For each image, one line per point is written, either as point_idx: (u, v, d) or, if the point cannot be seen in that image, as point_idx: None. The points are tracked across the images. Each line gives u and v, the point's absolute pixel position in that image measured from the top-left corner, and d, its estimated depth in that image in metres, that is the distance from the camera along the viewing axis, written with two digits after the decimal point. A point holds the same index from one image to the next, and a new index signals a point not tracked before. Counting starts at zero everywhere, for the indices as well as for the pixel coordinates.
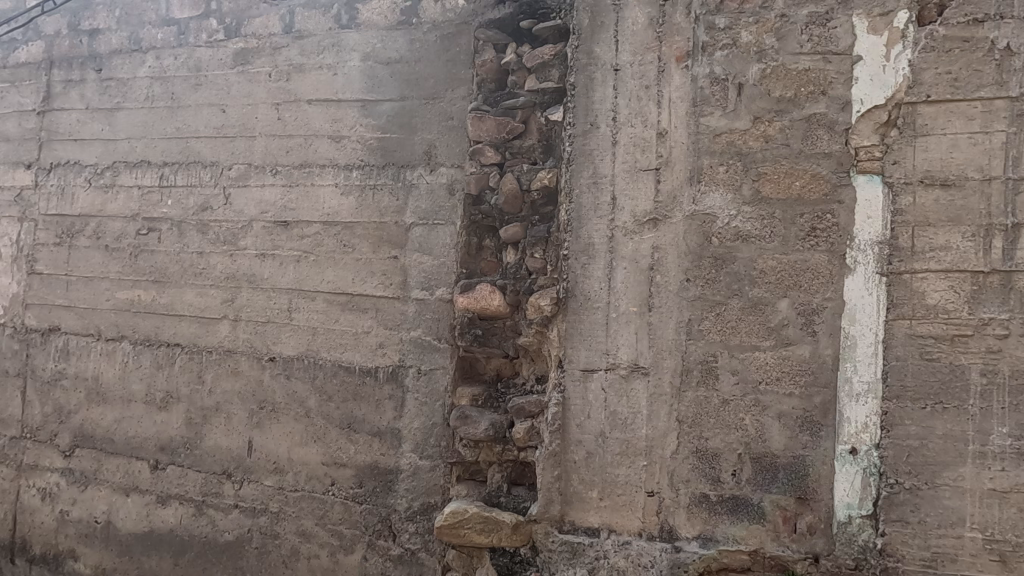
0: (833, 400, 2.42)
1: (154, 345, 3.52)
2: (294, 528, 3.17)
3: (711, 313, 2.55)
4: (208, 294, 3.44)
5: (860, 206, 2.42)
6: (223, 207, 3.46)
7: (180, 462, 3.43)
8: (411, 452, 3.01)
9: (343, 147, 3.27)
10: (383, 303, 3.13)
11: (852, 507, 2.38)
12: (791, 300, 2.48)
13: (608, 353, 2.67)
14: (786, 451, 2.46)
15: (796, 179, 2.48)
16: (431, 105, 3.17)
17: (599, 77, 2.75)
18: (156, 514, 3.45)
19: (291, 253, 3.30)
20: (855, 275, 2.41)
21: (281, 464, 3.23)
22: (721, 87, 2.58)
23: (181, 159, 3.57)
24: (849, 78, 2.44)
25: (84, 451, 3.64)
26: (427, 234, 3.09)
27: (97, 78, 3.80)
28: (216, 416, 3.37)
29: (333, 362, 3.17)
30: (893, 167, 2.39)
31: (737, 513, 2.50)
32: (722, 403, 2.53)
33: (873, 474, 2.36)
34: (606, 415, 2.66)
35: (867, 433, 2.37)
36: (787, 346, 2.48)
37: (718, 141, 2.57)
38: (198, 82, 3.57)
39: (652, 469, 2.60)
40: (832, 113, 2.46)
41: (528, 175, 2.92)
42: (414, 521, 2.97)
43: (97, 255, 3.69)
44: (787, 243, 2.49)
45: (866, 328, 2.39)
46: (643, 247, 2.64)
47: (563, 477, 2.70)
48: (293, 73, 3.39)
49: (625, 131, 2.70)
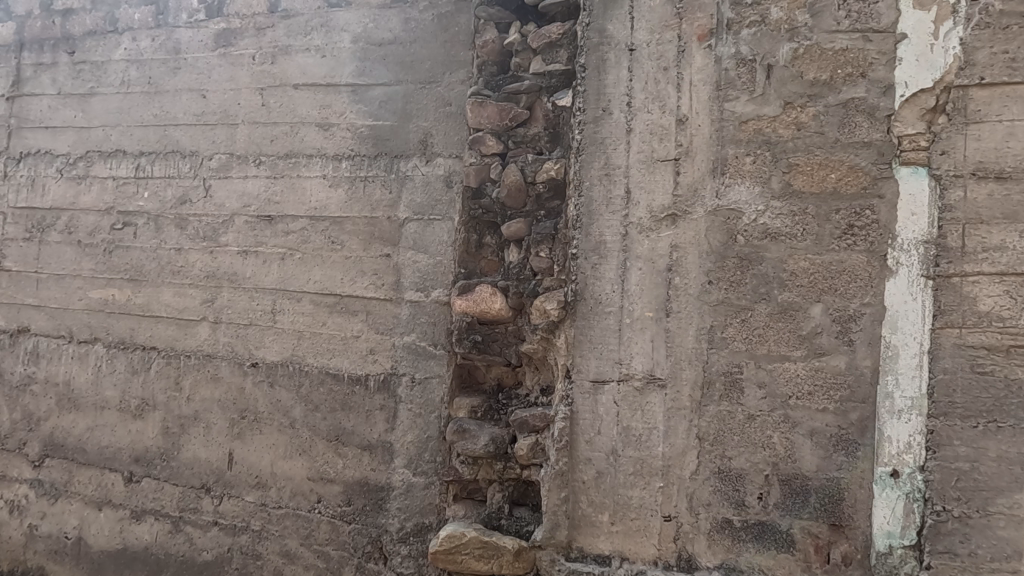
0: (872, 417, 2.18)
1: (129, 348, 3.27)
2: (277, 548, 2.93)
3: (736, 320, 2.31)
4: (187, 294, 3.19)
5: (902, 203, 2.17)
6: (202, 200, 3.21)
7: (156, 475, 3.18)
8: (404, 468, 2.77)
9: (331, 135, 3.02)
10: (375, 305, 2.88)
11: (893, 536, 2.13)
12: (825, 304, 2.23)
13: (621, 363, 2.42)
14: (819, 472, 2.22)
15: (832, 171, 2.24)
16: (428, 90, 2.92)
17: (612, 58, 2.50)
18: (130, 530, 3.20)
19: (275, 251, 3.05)
20: (897, 278, 2.16)
21: (263, 478, 2.98)
22: (748, 68, 2.33)
23: (159, 148, 3.32)
24: (892, 59, 2.19)
25: (54, 461, 3.39)
26: (423, 231, 2.84)
27: (70, 62, 3.54)
28: (194, 426, 3.12)
29: (320, 369, 2.92)
30: (941, 158, 2.14)
31: (764, 541, 2.26)
32: (746, 419, 2.29)
33: (917, 499, 2.12)
34: (618, 431, 2.42)
35: (910, 454, 2.13)
36: (820, 356, 2.23)
37: (745, 129, 2.33)
38: (176, 65, 3.32)
39: (669, 491, 2.35)
40: (872, 97, 2.21)
41: (533, 166, 2.66)
42: (407, 544, 2.72)
43: (69, 251, 3.43)
44: (821, 242, 2.24)
45: (909, 337, 2.14)
46: (660, 246, 2.40)
47: (570, 499, 2.46)
48: (278, 56, 3.14)
49: (641, 118, 2.45)
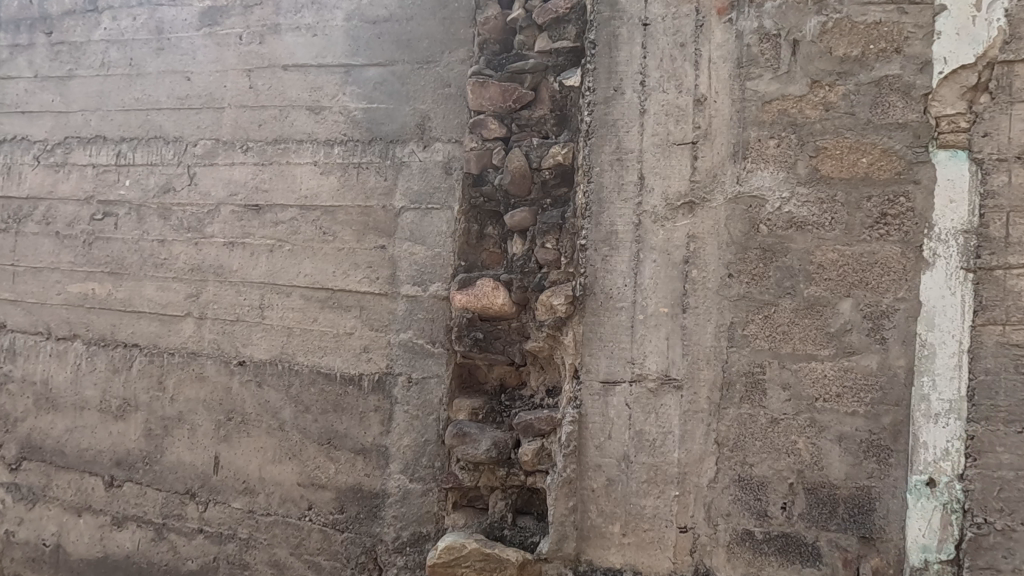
0: (906, 421, 2.01)
1: (110, 346, 3.09)
2: (266, 558, 2.76)
3: (758, 316, 2.14)
4: (170, 289, 3.01)
5: (940, 189, 1.99)
6: (187, 189, 3.03)
7: (138, 480, 3.01)
8: (400, 474, 2.60)
9: (323, 119, 2.84)
10: (369, 300, 2.70)
11: (929, 550, 1.96)
12: (855, 299, 2.06)
13: (633, 362, 2.25)
14: (848, 481, 2.05)
15: (862, 155, 2.06)
16: (425, 71, 2.74)
17: (624, 33, 2.32)
18: (112, 537, 3.03)
19: (263, 242, 2.87)
20: (934, 270, 1.99)
21: (251, 484, 2.81)
22: (771, 44, 2.16)
23: (141, 134, 3.14)
24: (929, 33, 2.01)
25: (31, 464, 3.21)
26: (420, 221, 2.67)
27: (47, 43, 3.36)
28: (178, 428, 2.95)
29: (311, 368, 2.75)
30: (983, 140, 1.96)
31: (788, 554, 2.09)
32: (769, 423, 2.12)
33: (955, 511, 1.95)
34: (630, 435, 2.25)
35: (947, 462, 1.96)
36: (849, 355, 2.06)
37: (768, 110, 2.15)
38: (159, 46, 3.13)
39: (685, 500, 2.19)
40: (908, 74, 2.03)
41: (539, 151, 2.49)
42: (403, 554, 2.56)
43: (46, 243, 3.25)
44: (850, 232, 2.07)
45: (947, 335, 1.97)
46: (676, 236, 2.23)
47: (578, 509, 2.28)
48: (266, 35, 2.96)
49: (656, 98, 2.27)
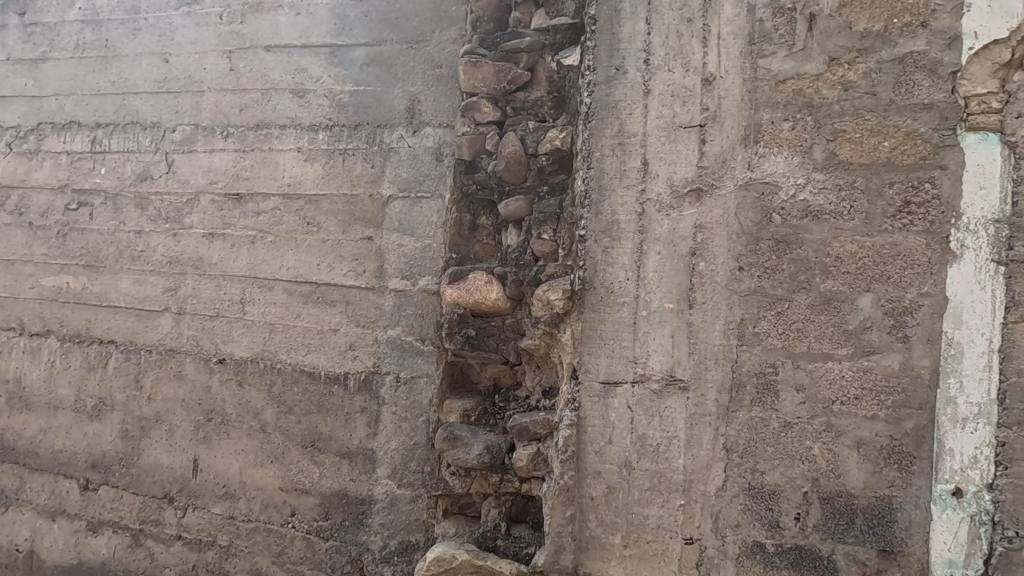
0: (931, 426, 1.85)
1: (85, 342, 2.94)
2: (247, 567, 2.61)
3: (770, 312, 1.99)
4: (147, 282, 2.86)
5: (969, 175, 1.83)
6: (165, 177, 2.87)
7: (114, 483, 2.86)
8: (387, 479, 2.45)
9: (306, 103, 2.68)
10: (355, 295, 2.55)
11: (955, 565, 1.81)
12: (875, 295, 1.91)
13: (635, 362, 2.10)
14: (867, 491, 1.90)
15: (884, 139, 1.91)
16: (415, 51, 2.58)
17: (627, 8, 2.16)
18: (87, 543, 2.89)
19: (244, 233, 2.71)
20: (961, 263, 1.83)
21: (231, 488, 2.66)
22: (786, 18, 2.00)
23: (117, 119, 2.98)
24: (959, 6, 1.85)
25: (4, 466, 3.06)
26: (409, 211, 2.52)
27: (20, 24, 3.20)
28: (156, 429, 2.79)
29: (294, 366, 2.60)
30: (1017, 122, 1.80)
31: (802, 568, 1.95)
32: (782, 427, 1.97)
33: (984, 523, 1.79)
34: (632, 439, 2.10)
35: (975, 470, 1.80)
36: (869, 355, 1.91)
37: (782, 90, 2.00)
38: (136, 26, 2.97)
39: (691, 510, 2.04)
40: (934, 50, 1.87)
41: (535, 136, 2.33)
42: (391, 565, 2.41)
43: (19, 234, 3.10)
44: (871, 222, 1.91)
45: (976, 333, 1.81)
46: (681, 227, 2.07)
47: (576, 519, 2.14)
48: (248, 13, 2.80)
49: (661, 77, 2.12)
